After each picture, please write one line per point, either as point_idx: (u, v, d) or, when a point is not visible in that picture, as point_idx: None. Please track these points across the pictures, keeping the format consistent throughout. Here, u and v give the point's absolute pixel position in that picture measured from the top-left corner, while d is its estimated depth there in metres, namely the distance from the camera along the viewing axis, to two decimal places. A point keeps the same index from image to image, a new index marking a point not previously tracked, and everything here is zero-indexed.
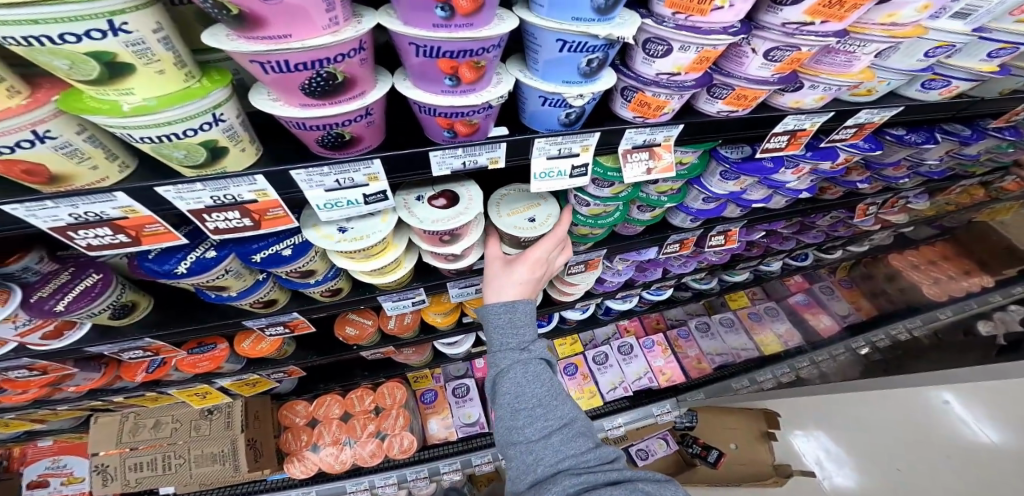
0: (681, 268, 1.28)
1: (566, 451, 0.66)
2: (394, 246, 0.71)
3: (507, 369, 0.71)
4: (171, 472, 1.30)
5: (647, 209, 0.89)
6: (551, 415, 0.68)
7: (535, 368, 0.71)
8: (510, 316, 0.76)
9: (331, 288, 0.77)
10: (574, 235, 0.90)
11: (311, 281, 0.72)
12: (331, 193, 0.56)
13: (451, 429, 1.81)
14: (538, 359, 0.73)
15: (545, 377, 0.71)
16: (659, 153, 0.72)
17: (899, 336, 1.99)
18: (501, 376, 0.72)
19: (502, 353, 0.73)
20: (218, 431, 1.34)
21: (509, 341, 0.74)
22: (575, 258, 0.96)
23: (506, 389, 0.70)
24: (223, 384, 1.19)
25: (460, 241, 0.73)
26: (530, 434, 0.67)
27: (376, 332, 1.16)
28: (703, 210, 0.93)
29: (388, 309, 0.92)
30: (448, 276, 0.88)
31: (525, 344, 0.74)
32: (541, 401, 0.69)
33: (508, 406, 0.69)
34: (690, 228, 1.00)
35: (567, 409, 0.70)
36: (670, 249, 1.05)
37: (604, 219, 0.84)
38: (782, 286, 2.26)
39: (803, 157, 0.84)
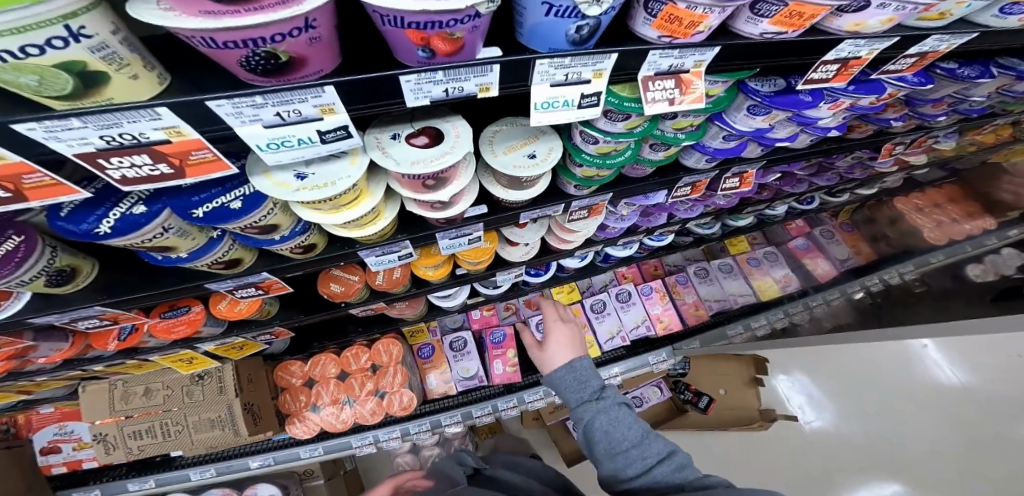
0: (688, 213, 1.21)
1: (664, 479, 0.81)
2: (371, 194, 0.62)
3: (591, 418, 0.93)
4: (172, 438, 1.30)
5: (661, 147, 0.79)
6: (646, 452, 0.86)
7: (612, 411, 0.93)
8: (575, 375, 1.02)
9: (301, 245, 0.69)
10: (578, 179, 0.80)
11: (277, 237, 0.63)
12: (273, 129, 0.45)
13: (450, 383, 1.80)
14: (610, 402, 0.95)
15: (625, 420, 0.91)
16: (687, 83, 0.61)
17: (891, 280, 1.95)
18: (589, 430, 0.92)
19: (582, 406, 0.96)
20: (214, 397, 1.30)
21: (582, 395, 0.98)
22: (577, 203, 0.87)
23: (596, 439, 0.90)
24: (207, 348, 1.13)
25: (445, 188, 0.64)
26: (629, 468, 0.84)
27: (364, 287, 1.10)
28: (721, 150, 0.84)
29: (372, 264, 0.84)
30: (436, 226, 0.79)
31: (595, 395, 0.97)
32: (625, 438, 0.88)
33: (604, 451, 0.89)
34: (704, 169, 0.91)
35: (653, 444, 0.87)
36: (680, 194, 0.97)
37: (613, 159, 0.74)
38: (782, 230, 2.23)
39: (845, 91, 0.73)
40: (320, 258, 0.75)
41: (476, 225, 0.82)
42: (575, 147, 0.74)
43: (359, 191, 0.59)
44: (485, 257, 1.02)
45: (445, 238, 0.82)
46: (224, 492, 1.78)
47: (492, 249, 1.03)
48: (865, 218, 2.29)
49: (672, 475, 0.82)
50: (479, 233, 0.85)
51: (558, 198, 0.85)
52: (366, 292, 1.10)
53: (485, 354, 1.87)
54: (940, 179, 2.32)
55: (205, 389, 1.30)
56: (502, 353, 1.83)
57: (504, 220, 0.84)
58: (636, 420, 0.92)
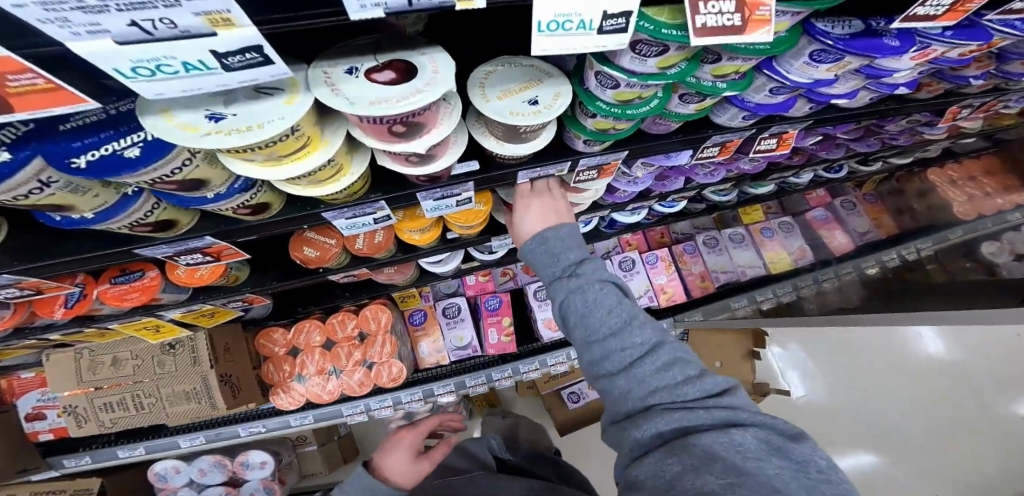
0: (706, 178, 1.10)
1: (642, 382, 0.71)
2: (324, 144, 0.49)
3: (568, 305, 0.79)
4: (145, 411, 1.26)
5: (694, 98, 0.65)
6: (627, 342, 0.74)
7: (588, 289, 0.78)
8: (547, 248, 0.84)
9: (246, 205, 0.57)
10: (589, 133, 0.66)
11: (209, 195, 0.52)
12: (134, 48, 0.29)
13: (443, 352, 1.73)
14: (591, 284, 0.78)
15: (608, 306, 0.76)
16: (755, 5, 0.44)
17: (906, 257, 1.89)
18: (566, 319, 0.80)
19: (558, 285, 0.81)
20: (187, 368, 1.24)
21: (557, 273, 0.82)
22: (587, 161, 0.73)
23: (574, 332, 0.78)
24: (172, 316, 1.03)
25: (417, 140, 0.51)
26: (606, 364, 0.74)
27: (342, 251, 0.96)
28: (764, 105, 0.70)
29: (344, 229, 0.73)
30: (417, 184, 0.66)
31: (574, 273, 0.81)
32: (606, 329, 0.75)
33: (580, 342, 0.78)
34: (738, 128, 0.78)
35: (637, 334, 0.74)
36: (705, 156, 0.84)
37: (635, 109, 0.60)
38: (801, 199, 2.10)
39: (940, 36, 0.58)
40: (272, 221, 0.63)
41: (464, 186, 0.69)
42: (589, 93, 0.59)
43: (305, 137, 0.47)
44: (478, 221, 0.90)
45: (426, 200, 0.69)
46: (216, 460, 1.88)
47: (486, 212, 0.90)
48: (892, 189, 2.16)
49: (656, 376, 0.71)
50: (469, 193, 0.72)
51: (563, 155, 0.72)
52: (345, 257, 0.97)
53: (480, 321, 1.78)
54: (980, 149, 2.17)
55: (178, 358, 1.24)
56: (497, 320, 1.75)
57: (498, 181, 0.71)
58: (623, 306, 0.76)
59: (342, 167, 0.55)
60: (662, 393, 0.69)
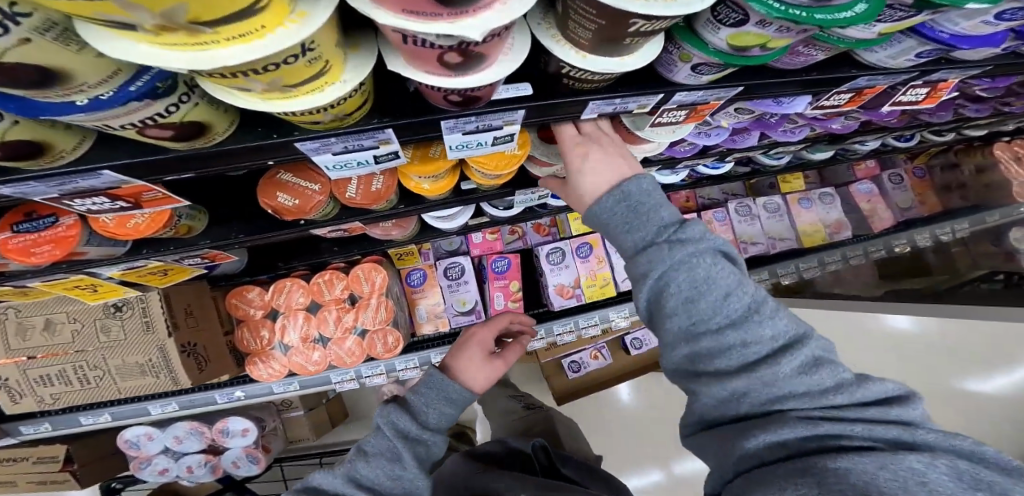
0: (785, 136, 0.91)
1: (763, 383, 0.54)
2: (300, 19, 0.28)
3: (668, 284, 0.59)
4: (93, 386, 1.11)
5: (901, 16, 0.42)
6: (745, 334, 0.56)
7: (692, 259, 0.58)
8: (627, 204, 0.62)
9: (157, 120, 0.35)
10: (711, 51, 0.42)
11: (81, 101, 0.29)
12: None
13: (443, 319, 1.57)
14: (701, 257, 0.58)
15: (722, 286, 0.57)
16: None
17: None
18: (657, 300, 0.61)
19: (652, 255, 0.60)
20: (139, 336, 1.06)
21: (649, 242, 0.61)
22: (683, 97, 0.53)
23: (669, 319, 0.59)
24: (111, 274, 0.83)
25: (471, 20, 0.27)
26: (712, 357, 0.57)
27: (331, 201, 0.73)
28: (962, 36, 0.49)
29: (328, 170, 0.50)
30: (443, 108, 0.44)
31: (676, 241, 0.60)
32: (721, 315, 0.57)
33: (675, 329, 0.59)
34: (888, 70, 0.58)
35: (764, 326, 0.57)
36: (830, 104, 0.66)
37: (829, 15, 0.35)
38: (848, 171, 1.93)
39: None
40: (219, 150, 0.42)
41: (509, 116, 0.47)
42: None
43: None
44: (510, 169, 0.68)
45: (451, 132, 0.47)
46: (192, 427, 1.78)
47: (522, 157, 0.68)
48: (947, 163, 2.01)
49: (794, 379, 0.54)
50: (512, 127, 0.50)
51: (658, 86, 0.51)
52: (333, 207, 0.74)
53: (485, 283, 1.61)
54: None
55: (126, 324, 1.05)
56: (504, 284, 1.58)
57: (556, 114, 0.50)
58: (744, 285, 0.58)
59: (327, 61, 0.33)
60: (798, 401, 0.53)
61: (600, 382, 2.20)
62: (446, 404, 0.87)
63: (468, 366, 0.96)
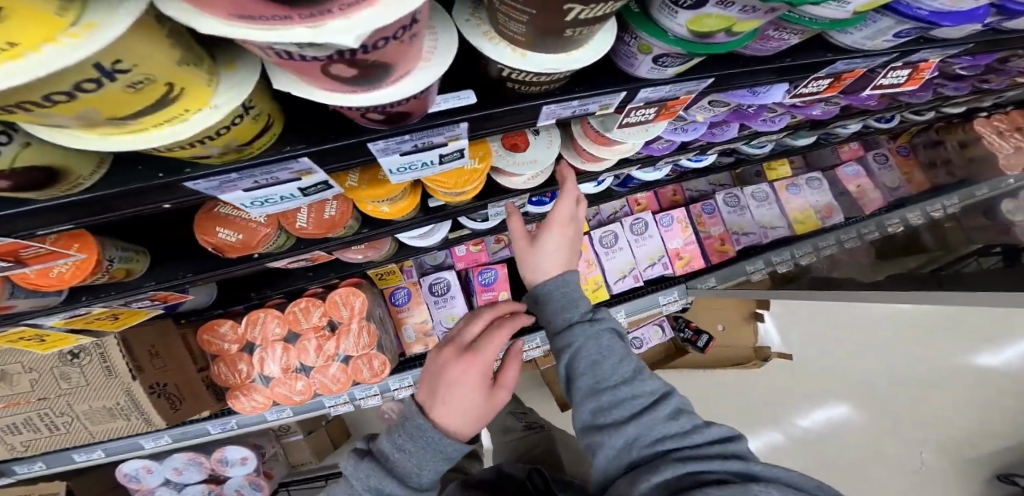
0: (765, 126, 0.86)
1: (642, 422, 0.66)
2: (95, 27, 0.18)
3: (579, 350, 0.72)
4: (63, 432, 1.05)
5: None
6: (637, 394, 0.69)
7: (589, 327, 0.74)
8: (565, 289, 0.77)
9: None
10: (672, 39, 0.37)
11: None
12: None
13: (432, 336, 1.50)
14: (601, 329, 0.74)
15: (612, 349, 0.72)
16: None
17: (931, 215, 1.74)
18: (569, 361, 0.74)
19: (570, 333, 0.74)
20: (102, 381, 0.99)
21: (565, 319, 0.76)
22: (649, 93, 0.48)
23: (578, 374, 0.72)
24: (54, 324, 0.77)
25: (339, 21, 0.20)
26: (609, 405, 0.69)
27: (283, 234, 0.67)
28: (947, 11, 0.42)
29: (254, 208, 0.42)
30: (372, 129, 0.37)
31: (584, 318, 0.75)
32: (612, 370, 0.71)
33: (582, 384, 0.72)
34: (875, 55, 0.53)
35: (646, 382, 0.70)
36: (808, 91, 0.60)
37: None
38: (832, 153, 1.89)
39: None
40: (97, 196, 0.36)
41: (449, 131, 0.41)
42: None
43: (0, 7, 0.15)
44: (472, 185, 0.62)
45: (386, 154, 0.40)
46: (189, 458, 1.68)
47: (484, 171, 0.63)
48: (928, 141, 1.96)
49: (669, 424, 0.66)
50: (460, 141, 0.44)
51: (618, 84, 0.45)
52: (287, 237, 0.67)
53: (473, 296, 1.55)
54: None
55: (86, 370, 0.98)
56: (493, 296, 1.52)
57: (503, 123, 0.44)
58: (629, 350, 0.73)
59: (174, 84, 0.24)
60: (671, 440, 0.64)
61: None
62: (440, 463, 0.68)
63: (455, 409, 0.67)
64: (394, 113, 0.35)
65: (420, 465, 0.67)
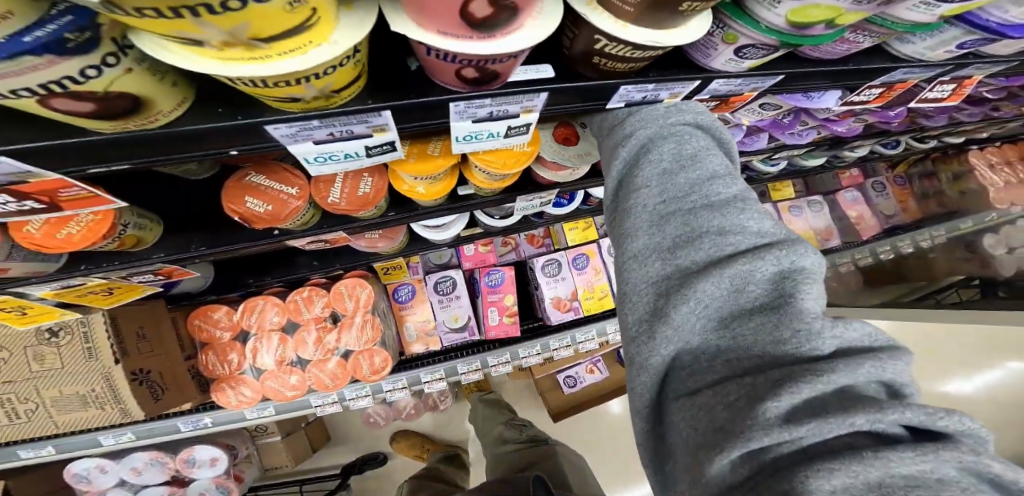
0: (796, 139, 0.88)
1: (911, 456, 0.32)
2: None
3: (720, 255, 0.45)
4: (24, 421, 0.87)
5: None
6: (720, 232, 0.46)
7: (702, 169, 0.49)
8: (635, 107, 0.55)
9: (77, 86, 0.24)
10: (765, 28, 0.37)
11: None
12: None
13: (434, 336, 1.47)
14: (754, 211, 0.47)
15: (722, 182, 0.48)
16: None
17: (903, 249, 1.86)
18: (687, 266, 0.46)
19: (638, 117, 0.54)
20: (79, 364, 0.84)
21: (681, 195, 0.48)
22: (720, 85, 0.48)
23: (695, 292, 0.44)
24: (42, 294, 0.68)
25: None
26: (817, 384, 0.36)
27: (309, 207, 0.65)
28: (1014, 25, 0.43)
29: (309, 163, 0.41)
30: (457, 88, 0.36)
31: (734, 201, 0.47)
32: (797, 300, 0.40)
33: (707, 305, 0.44)
34: (930, 63, 0.52)
35: (748, 233, 0.45)
36: (858, 99, 0.60)
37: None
38: (832, 178, 1.86)
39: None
40: (172, 134, 0.32)
41: (527, 100, 0.40)
42: None
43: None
44: (519, 168, 0.60)
45: (460, 118, 0.40)
46: (153, 456, 1.56)
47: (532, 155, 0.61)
48: (924, 172, 1.97)
49: (760, 289, 0.43)
50: (533, 115, 0.43)
51: (691, 70, 0.45)
52: (313, 210, 0.65)
53: (478, 298, 1.53)
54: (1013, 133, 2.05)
55: (63, 352, 0.84)
56: (498, 299, 1.50)
57: (567, 99, 0.43)
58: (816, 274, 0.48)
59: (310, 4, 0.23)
60: (743, 303, 0.43)
61: (597, 396, 2.15)
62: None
63: None
64: (485, 75, 0.34)
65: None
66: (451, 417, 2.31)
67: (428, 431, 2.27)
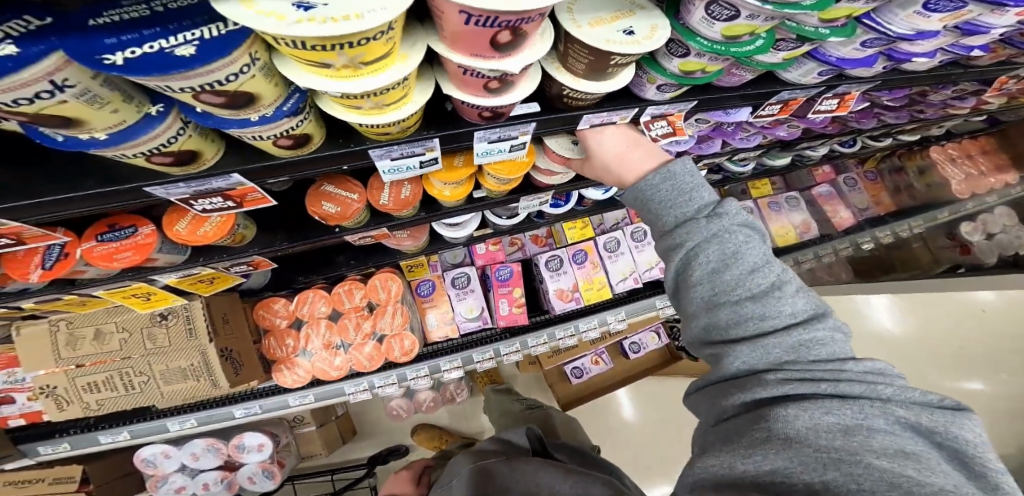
0: (743, 142, 1.08)
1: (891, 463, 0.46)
2: (406, 57, 0.39)
3: (758, 330, 0.62)
4: (137, 392, 1.17)
5: (791, 46, 0.55)
6: (763, 312, 0.62)
7: (744, 266, 0.64)
8: (671, 183, 0.72)
9: (287, 134, 0.45)
10: (669, 75, 0.57)
11: (252, 116, 0.40)
12: None
13: (452, 325, 1.69)
14: (789, 295, 0.63)
15: (764, 272, 0.64)
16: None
17: (886, 239, 1.98)
18: (738, 337, 0.63)
19: (682, 224, 0.69)
20: (182, 342, 1.15)
21: (728, 291, 0.64)
22: (653, 110, 0.68)
23: (735, 352, 0.62)
24: (167, 282, 0.96)
25: (511, 60, 0.42)
26: (806, 406, 0.54)
27: (364, 209, 0.88)
28: (846, 60, 0.62)
29: (386, 174, 0.63)
30: (476, 123, 0.58)
31: (771, 289, 0.63)
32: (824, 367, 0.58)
33: (747, 360, 0.62)
34: (807, 85, 0.72)
35: (783, 307, 0.62)
36: (764, 113, 0.79)
37: (740, 48, 0.50)
38: (806, 175, 2.04)
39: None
40: (314, 157, 0.53)
41: (522, 127, 0.61)
42: (689, 29, 0.49)
43: (395, 40, 0.35)
44: (520, 173, 0.81)
45: (480, 141, 0.61)
46: (209, 443, 1.78)
47: (529, 163, 0.82)
48: (892, 167, 2.14)
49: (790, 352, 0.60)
50: (527, 136, 0.64)
51: (631, 100, 0.66)
52: (367, 211, 0.88)
53: (490, 291, 1.73)
54: (977, 130, 2.21)
55: (171, 332, 1.15)
56: (508, 292, 1.71)
57: (550, 125, 0.63)
58: (843, 333, 0.64)
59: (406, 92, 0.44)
60: (782, 362, 0.60)
61: (603, 386, 2.35)
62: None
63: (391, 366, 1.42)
64: (498, 112, 0.56)
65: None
66: (468, 409, 2.51)
67: (447, 424, 2.46)
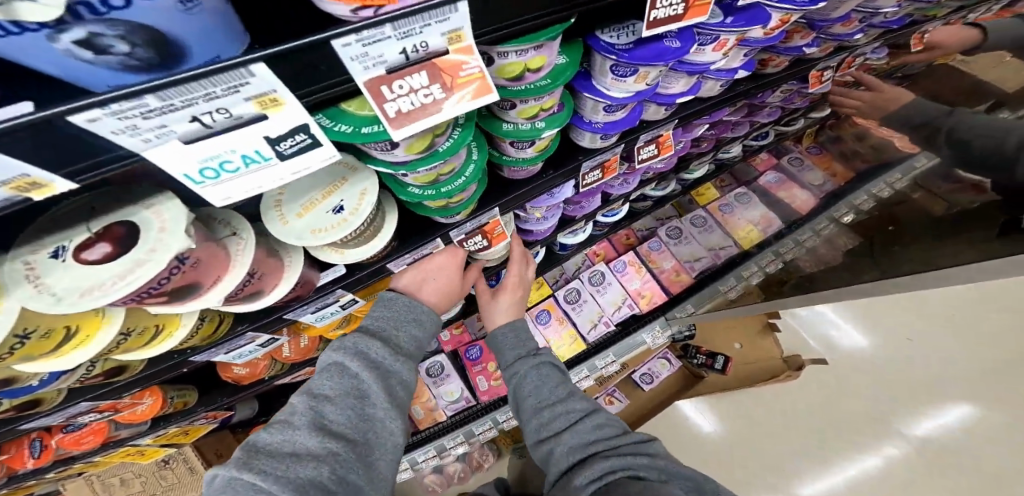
0: (622, 187, 1.13)
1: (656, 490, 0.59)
2: (112, 318, 0.43)
3: (572, 422, 0.77)
4: None
5: (525, 143, 0.65)
6: (567, 409, 0.79)
7: (552, 380, 0.86)
8: (515, 332, 0.97)
9: (87, 374, 0.55)
10: (434, 210, 0.63)
11: (34, 380, 0.50)
12: None
13: (438, 410, 1.71)
14: (580, 396, 0.82)
15: (559, 380, 0.86)
16: (453, 69, 0.36)
17: (881, 195, 1.77)
18: (555, 430, 0.77)
19: (519, 361, 0.91)
20: (188, 480, 1.32)
21: (547, 399, 0.82)
22: (457, 231, 0.72)
23: (561, 442, 0.75)
24: (146, 441, 1.05)
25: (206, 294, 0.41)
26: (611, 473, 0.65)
27: (277, 361, 0.97)
28: (610, 123, 0.75)
29: (231, 357, 0.71)
30: (284, 307, 0.63)
31: (570, 394, 0.82)
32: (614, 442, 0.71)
33: (571, 448, 0.74)
34: (605, 147, 0.82)
35: (577, 402, 0.81)
36: (590, 180, 0.88)
37: (448, 186, 0.54)
38: (749, 167, 2.01)
39: (721, 25, 0.64)
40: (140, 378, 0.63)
41: (338, 292, 0.66)
42: (400, 180, 0.53)
43: (60, 327, 0.39)
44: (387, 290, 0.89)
45: (303, 313, 0.66)
46: None
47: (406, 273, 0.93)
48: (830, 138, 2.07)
49: (585, 431, 0.75)
50: (347, 295, 0.69)
51: (430, 232, 0.69)
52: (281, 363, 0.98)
53: (466, 372, 1.75)
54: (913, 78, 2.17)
55: (177, 471, 1.31)
56: (483, 368, 1.72)
57: (367, 277, 0.68)
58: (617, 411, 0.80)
59: (161, 324, 0.49)
60: (594, 444, 0.72)
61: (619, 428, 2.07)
62: (415, 326, 0.80)
63: None
64: (304, 291, 0.61)
65: (396, 326, 0.77)
66: None
67: None
